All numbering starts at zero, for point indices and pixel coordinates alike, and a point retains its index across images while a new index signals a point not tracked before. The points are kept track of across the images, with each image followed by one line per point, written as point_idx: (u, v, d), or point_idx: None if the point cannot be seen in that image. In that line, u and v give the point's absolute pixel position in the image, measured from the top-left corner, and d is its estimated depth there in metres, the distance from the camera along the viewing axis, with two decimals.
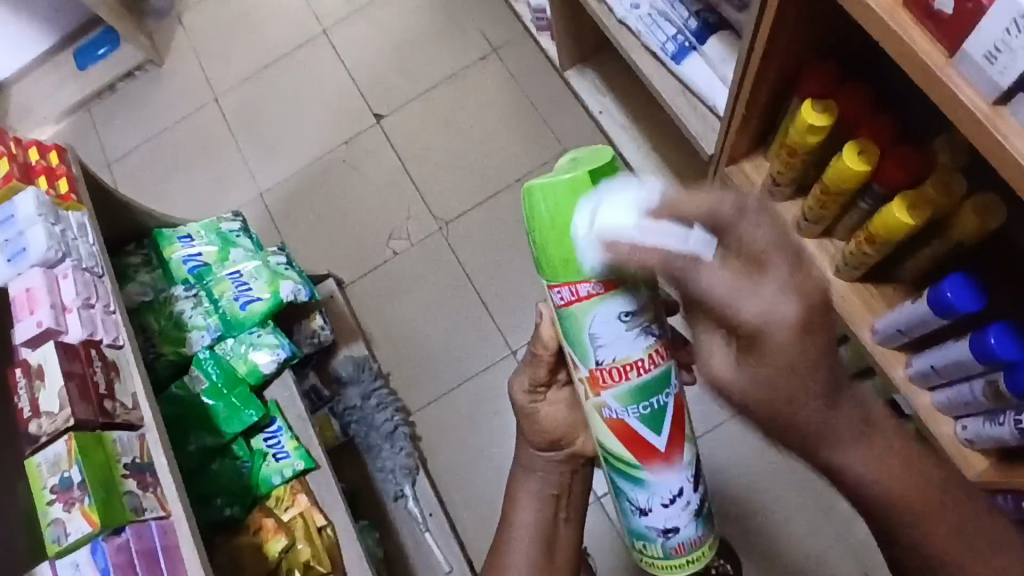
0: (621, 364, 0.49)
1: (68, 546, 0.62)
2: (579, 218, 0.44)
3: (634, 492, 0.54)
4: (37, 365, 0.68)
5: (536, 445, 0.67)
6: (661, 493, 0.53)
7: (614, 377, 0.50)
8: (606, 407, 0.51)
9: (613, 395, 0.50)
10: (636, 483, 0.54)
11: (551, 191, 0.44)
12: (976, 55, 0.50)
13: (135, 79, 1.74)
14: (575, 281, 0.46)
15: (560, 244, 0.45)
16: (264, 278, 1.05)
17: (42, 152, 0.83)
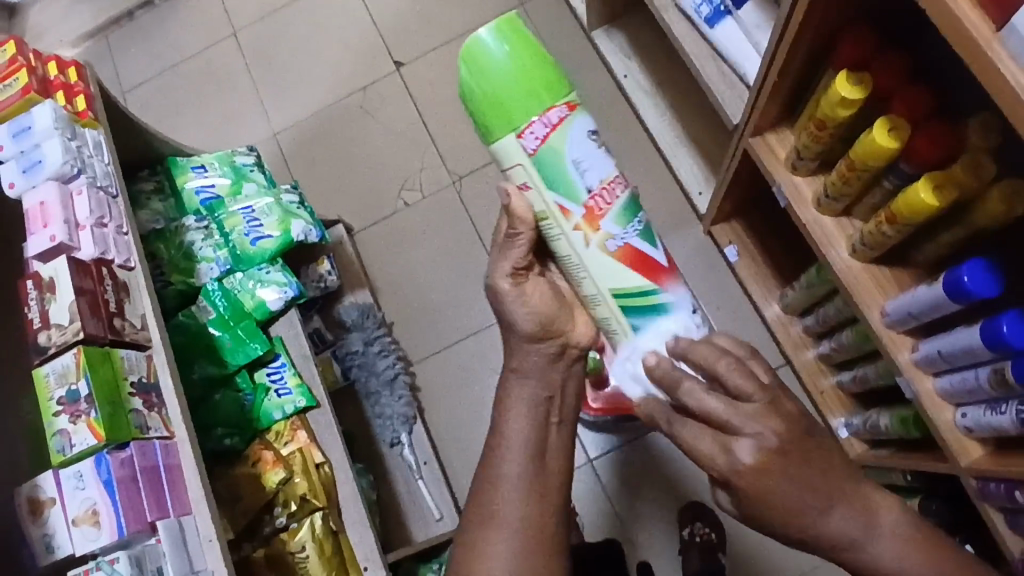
0: (605, 184, 0.56)
1: (72, 457, 0.63)
2: (506, 75, 0.52)
3: (654, 326, 0.58)
4: (49, 279, 0.68)
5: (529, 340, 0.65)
6: (677, 321, 0.59)
7: (607, 201, 0.56)
8: (611, 237, 0.56)
9: (613, 220, 0.56)
10: (655, 315, 0.58)
11: (483, 58, 0.52)
12: (1022, 28, 0.49)
13: (153, 8, 1.71)
14: (529, 123, 0.53)
15: (492, 99, 0.53)
16: (276, 216, 1.04)
17: (60, 66, 0.82)
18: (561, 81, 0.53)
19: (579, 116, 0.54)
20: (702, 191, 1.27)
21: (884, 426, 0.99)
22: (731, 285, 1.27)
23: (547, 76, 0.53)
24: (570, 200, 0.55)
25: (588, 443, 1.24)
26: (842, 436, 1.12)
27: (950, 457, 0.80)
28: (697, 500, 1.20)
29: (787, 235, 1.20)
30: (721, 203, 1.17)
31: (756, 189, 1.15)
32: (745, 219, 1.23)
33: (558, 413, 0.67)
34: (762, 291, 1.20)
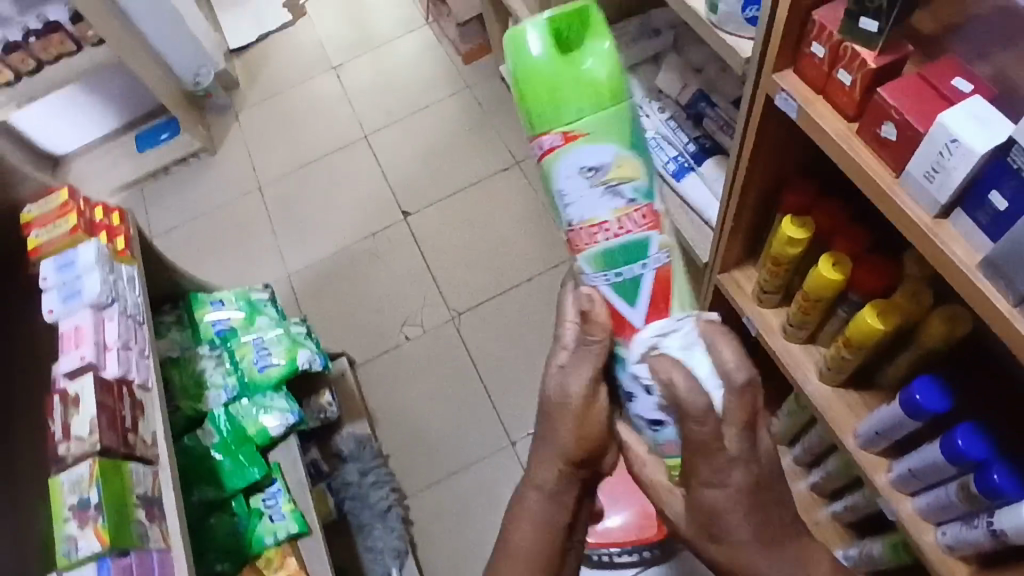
0: (588, 223, 0.56)
1: (76, 561, 0.66)
2: (550, 64, 0.54)
3: (622, 377, 0.60)
4: (74, 394, 0.75)
5: (563, 457, 0.64)
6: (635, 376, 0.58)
7: (589, 239, 0.57)
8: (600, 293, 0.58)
9: (589, 257, 0.58)
10: (621, 365, 0.59)
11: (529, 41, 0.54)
12: (917, 174, 0.58)
13: (188, 164, 1.91)
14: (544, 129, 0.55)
15: (532, 80, 0.54)
16: (283, 345, 1.12)
17: (105, 211, 0.94)
18: (601, 96, 0.55)
19: (596, 143, 0.55)
20: None
21: (877, 554, 0.99)
22: None
23: (608, 83, 0.55)
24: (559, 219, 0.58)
25: None
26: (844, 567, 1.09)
27: None
28: None
29: (768, 368, 1.26)
30: None
31: (734, 323, 1.23)
32: None
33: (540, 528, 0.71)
34: None
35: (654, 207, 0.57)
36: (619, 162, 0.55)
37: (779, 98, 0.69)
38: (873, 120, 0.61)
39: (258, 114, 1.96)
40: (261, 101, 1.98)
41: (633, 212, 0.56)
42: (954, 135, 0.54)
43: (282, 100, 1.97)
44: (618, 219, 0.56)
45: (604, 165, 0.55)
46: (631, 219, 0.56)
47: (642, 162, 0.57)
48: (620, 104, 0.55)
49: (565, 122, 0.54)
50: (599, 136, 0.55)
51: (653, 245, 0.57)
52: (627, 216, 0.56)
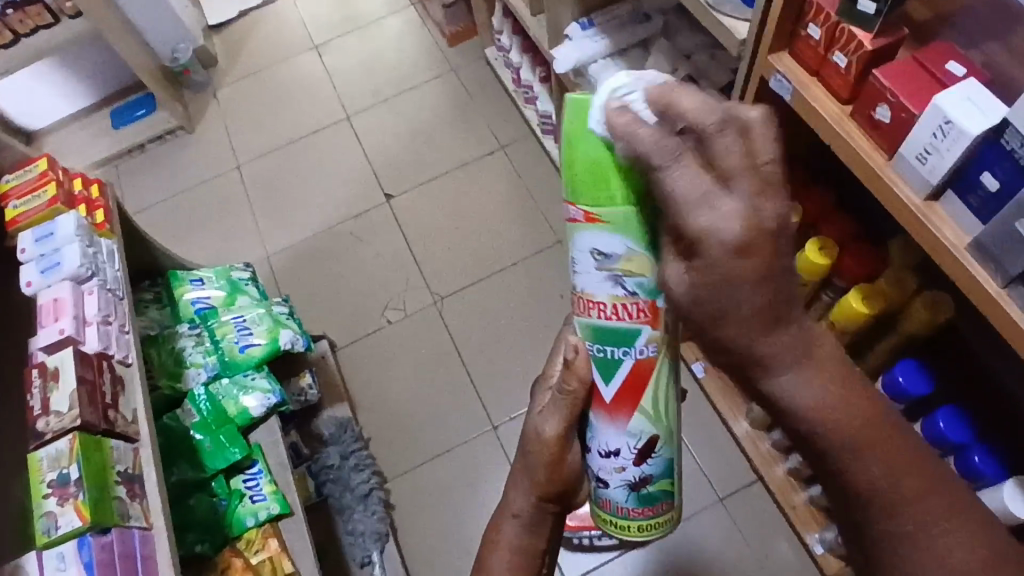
0: (587, 298, 0.51)
1: (54, 539, 0.64)
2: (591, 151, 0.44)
3: (594, 435, 0.59)
4: (54, 368, 0.72)
5: (533, 487, 0.65)
6: (601, 443, 0.59)
7: (587, 311, 0.52)
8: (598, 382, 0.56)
9: (588, 327, 0.53)
10: (592, 428, 0.59)
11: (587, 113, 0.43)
12: (910, 156, 0.59)
13: (164, 142, 1.86)
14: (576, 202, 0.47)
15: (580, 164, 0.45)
16: (265, 325, 1.10)
17: (85, 183, 0.91)
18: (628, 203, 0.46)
19: (608, 229, 0.47)
20: None
21: None
22: (700, 401, 1.32)
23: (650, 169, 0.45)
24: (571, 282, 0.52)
25: (567, 564, 1.23)
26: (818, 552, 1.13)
27: None
28: None
29: None
30: None
31: None
32: None
33: None
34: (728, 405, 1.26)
35: (657, 305, 0.50)
36: (635, 252, 0.48)
37: (774, 81, 0.69)
38: (867, 102, 0.62)
39: (237, 93, 1.92)
40: (241, 79, 1.94)
41: (632, 306, 0.50)
42: (948, 117, 0.55)
43: (262, 79, 1.93)
44: (614, 306, 0.51)
45: (610, 256, 0.48)
46: (627, 309, 0.50)
47: (659, 258, 0.48)
48: (656, 191, 0.46)
49: (586, 197, 0.46)
50: (617, 225, 0.47)
51: (644, 337, 0.52)
52: (624, 305, 0.50)
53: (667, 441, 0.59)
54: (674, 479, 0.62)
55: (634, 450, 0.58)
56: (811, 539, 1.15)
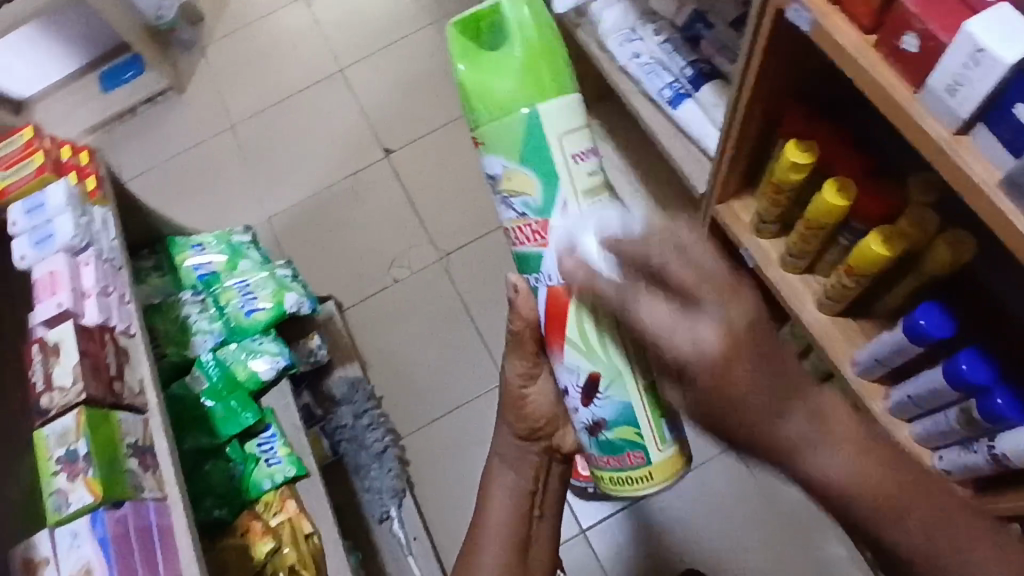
0: (518, 223, 0.62)
1: (68, 515, 0.64)
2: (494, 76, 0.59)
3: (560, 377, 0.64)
4: (54, 343, 0.71)
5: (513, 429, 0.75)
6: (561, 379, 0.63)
7: (519, 239, 0.62)
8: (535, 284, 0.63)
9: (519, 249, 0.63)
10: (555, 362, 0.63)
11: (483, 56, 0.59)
12: (938, 88, 0.55)
13: (155, 104, 1.81)
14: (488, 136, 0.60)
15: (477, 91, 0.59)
16: (270, 289, 1.09)
17: (73, 150, 0.88)
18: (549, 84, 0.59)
19: (493, 153, 0.60)
20: None
21: None
22: None
23: (541, 78, 0.59)
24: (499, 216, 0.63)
25: (582, 513, 1.24)
26: None
27: None
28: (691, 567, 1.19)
29: None
30: None
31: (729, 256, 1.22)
32: None
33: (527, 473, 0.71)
34: None
35: (549, 223, 0.60)
36: (567, 130, 0.59)
37: (793, 12, 0.65)
38: (891, 31, 0.58)
39: (226, 50, 1.85)
40: (229, 35, 1.87)
41: (527, 228, 0.61)
42: (980, 44, 0.51)
43: (250, 33, 1.86)
44: (515, 228, 0.62)
45: (498, 175, 0.61)
46: (524, 232, 0.61)
47: (541, 184, 0.60)
48: (556, 93, 0.59)
49: (491, 117, 0.59)
50: (494, 147, 0.60)
51: (546, 262, 0.61)
52: (519, 228, 0.62)
53: (615, 385, 0.60)
54: (642, 432, 0.61)
55: (579, 390, 0.61)
56: None
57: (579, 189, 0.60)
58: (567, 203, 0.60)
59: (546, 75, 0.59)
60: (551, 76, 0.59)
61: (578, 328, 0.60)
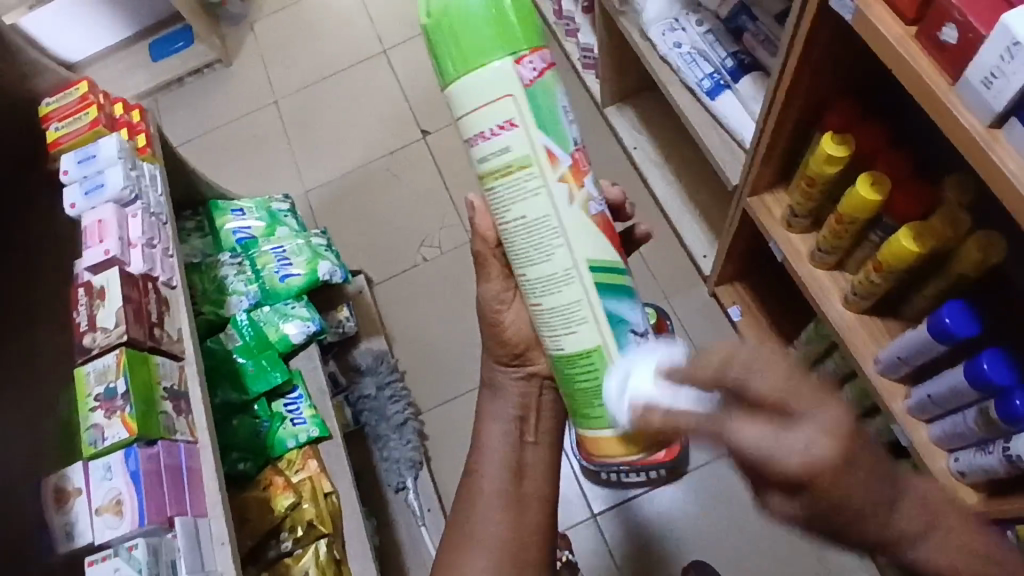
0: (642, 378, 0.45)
1: (102, 449, 0.68)
2: (481, 51, 0.50)
3: (632, 315, 0.57)
4: (99, 287, 0.75)
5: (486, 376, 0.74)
6: (637, 322, 0.58)
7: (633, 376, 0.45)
8: (592, 198, 0.55)
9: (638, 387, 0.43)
10: (626, 304, 0.56)
11: (460, 10, 0.49)
12: (974, 81, 0.55)
13: (203, 75, 1.87)
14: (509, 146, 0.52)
15: (468, 57, 0.50)
16: (305, 256, 1.12)
17: (126, 108, 0.92)
18: (534, 32, 0.51)
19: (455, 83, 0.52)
20: (707, 254, 1.32)
21: None
22: None
23: (517, 34, 0.50)
24: (559, 144, 0.53)
25: (593, 498, 1.26)
26: None
27: None
28: (702, 558, 1.20)
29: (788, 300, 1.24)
30: (724, 265, 1.22)
31: (759, 252, 1.20)
32: (748, 281, 1.28)
33: (532, 431, 0.71)
34: None
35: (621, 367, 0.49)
36: (464, 117, 0.53)
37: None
38: (931, 22, 0.57)
39: (273, 26, 1.89)
40: (278, 12, 1.91)
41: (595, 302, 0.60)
42: (1016, 37, 0.50)
43: (297, 11, 1.90)
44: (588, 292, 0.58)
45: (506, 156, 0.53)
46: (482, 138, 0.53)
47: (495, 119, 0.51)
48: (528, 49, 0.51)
49: (457, 73, 0.51)
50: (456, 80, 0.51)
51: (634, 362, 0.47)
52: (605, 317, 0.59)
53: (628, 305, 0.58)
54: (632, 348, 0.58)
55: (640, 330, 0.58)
56: None
57: (526, 156, 0.52)
58: (553, 148, 0.52)
59: (517, 21, 0.50)
60: (523, 28, 0.51)
61: (605, 257, 0.55)
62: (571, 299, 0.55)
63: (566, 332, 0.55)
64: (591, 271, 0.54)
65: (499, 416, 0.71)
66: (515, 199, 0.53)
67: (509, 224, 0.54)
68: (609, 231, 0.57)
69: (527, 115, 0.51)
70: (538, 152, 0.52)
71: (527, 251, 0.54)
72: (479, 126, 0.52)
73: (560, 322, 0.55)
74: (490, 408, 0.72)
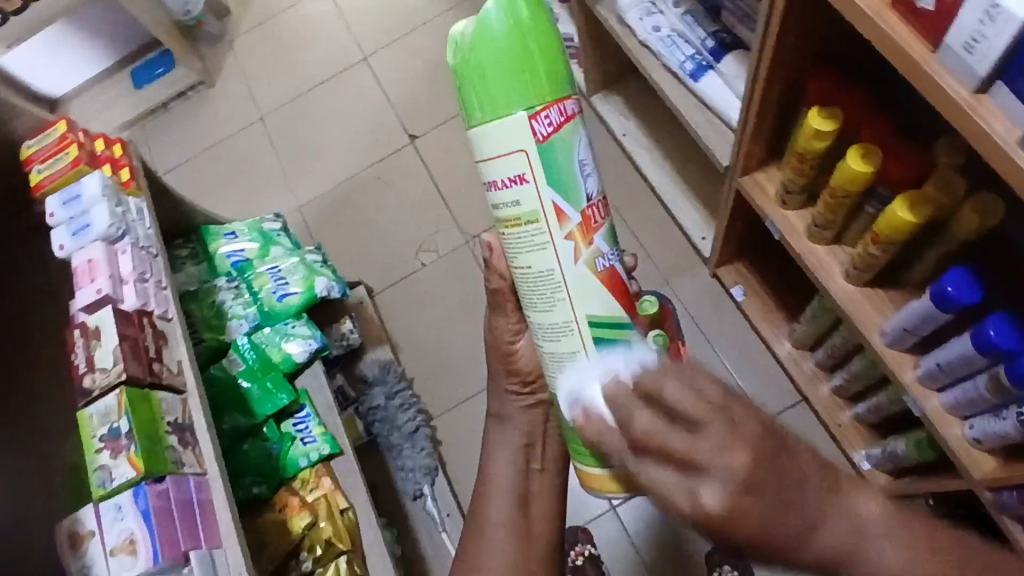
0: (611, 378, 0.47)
1: (112, 490, 0.67)
2: (506, 94, 0.49)
3: None
4: (94, 327, 0.75)
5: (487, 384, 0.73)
6: None
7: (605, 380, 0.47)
8: (600, 254, 0.54)
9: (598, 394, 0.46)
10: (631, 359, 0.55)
11: (485, 43, 0.48)
12: (956, 46, 0.53)
13: (187, 99, 1.86)
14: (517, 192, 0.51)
15: (492, 99, 0.49)
16: (301, 274, 1.12)
17: (106, 143, 0.92)
18: (562, 74, 0.50)
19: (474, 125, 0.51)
20: (705, 236, 1.31)
21: (901, 452, 0.99)
22: (739, 324, 1.30)
23: (542, 78, 0.49)
24: (569, 202, 0.52)
25: None
26: (866, 468, 1.10)
27: (963, 472, 0.82)
28: (722, 541, 1.20)
29: (789, 276, 1.23)
30: (722, 247, 1.21)
31: (756, 230, 1.19)
32: (748, 259, 1.27)
33: (539, 459, 0.71)
34: (769, 328, 1.22)
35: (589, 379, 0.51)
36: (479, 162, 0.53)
37: None
38: None
39: (252, 44, 1.89)
40: (256, 29, 1.90)
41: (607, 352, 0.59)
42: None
43: (274, 26, 1.89)
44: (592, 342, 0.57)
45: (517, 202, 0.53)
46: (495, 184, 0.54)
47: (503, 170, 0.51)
48: (553, 94, 0.50)
49: (481, 116, 0.50)
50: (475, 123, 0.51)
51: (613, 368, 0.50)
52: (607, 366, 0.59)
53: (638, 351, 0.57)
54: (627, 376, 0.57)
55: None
56: (859, 456, 1.12)
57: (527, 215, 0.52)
58: (561, 203, 0.52)
59: (544, 68, 0.49)
60: (549, 68, 0.49)
61: (613, 308, 0.54)
62: (569, 350, 0.55)
63: (562, 379, 0.56)
64: (591, 327, 0.54)
65: (502, 424, 0.71)
66: (522, 248, 0.53)
67: (517, 270, 0.55)
68: (621, 287, 0.56)
69: (539, 170, 0.50)
70: (545, 209, 0.52)
71: (530, 297, 0.55)
72: (495, 172, 0.51)
73: (558, 368, 0.56)
74: (493, 417, 0.72)
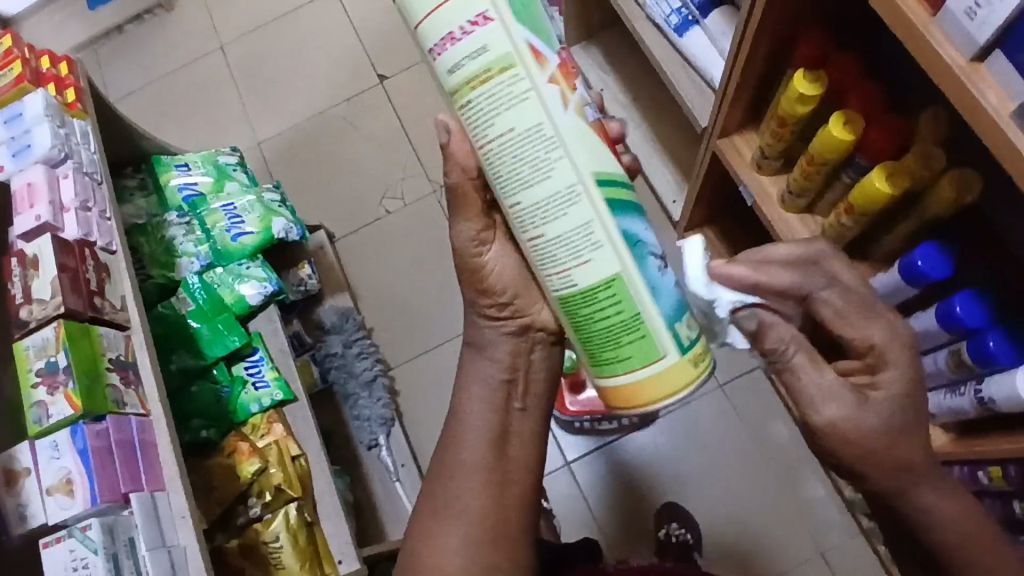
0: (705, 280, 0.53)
1: (47, 428, 0.64)
2: None
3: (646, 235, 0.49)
4: (32, 256, 0.70)
5: None
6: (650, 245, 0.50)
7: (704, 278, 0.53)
8: (585, 103, 0.49)
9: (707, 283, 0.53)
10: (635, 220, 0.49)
11: None
12: (956, 11, 0.51)
13: (142, 22, 1.74)
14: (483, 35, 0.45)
15: None
16: (257, 213, 1.06)
17: (52, 61, 0.86)
18: None
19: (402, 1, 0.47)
20: (677, 200, 1.30)
21: None
22: None
23: None
24: (541, 41, 0.47)
25: (566, 446, 1.26)
26: None
27: None
28: (673, 500, 1.22)
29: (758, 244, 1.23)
30: (694, 211, 1.20)
31: (729, 196, 1.18)
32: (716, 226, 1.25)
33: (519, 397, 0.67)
34: None
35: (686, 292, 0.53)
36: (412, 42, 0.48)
37: None
38: None
39: None
40: None
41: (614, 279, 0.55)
42: None
43: None
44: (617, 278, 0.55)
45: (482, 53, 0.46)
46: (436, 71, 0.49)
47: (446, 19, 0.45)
48: None
49: None
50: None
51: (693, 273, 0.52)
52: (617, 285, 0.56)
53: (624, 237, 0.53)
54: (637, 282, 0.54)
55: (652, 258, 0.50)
56: None
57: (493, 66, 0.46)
58: (536, 41, 0.46)
59: None
60: None
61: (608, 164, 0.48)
62: (578, 221, 0.47)
63: (575, 265, 0.48)
64: (595, 184, 0.47)
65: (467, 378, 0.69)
66: (499, 107, 0.46)
67: (495, 141, 0.47)
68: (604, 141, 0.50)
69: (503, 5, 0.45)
70: (519, 49, 0.46)
71: (519, 172, 0.47)
72: (451, 22, 0.45)
73: (570, 253, 0.48)
74: None
